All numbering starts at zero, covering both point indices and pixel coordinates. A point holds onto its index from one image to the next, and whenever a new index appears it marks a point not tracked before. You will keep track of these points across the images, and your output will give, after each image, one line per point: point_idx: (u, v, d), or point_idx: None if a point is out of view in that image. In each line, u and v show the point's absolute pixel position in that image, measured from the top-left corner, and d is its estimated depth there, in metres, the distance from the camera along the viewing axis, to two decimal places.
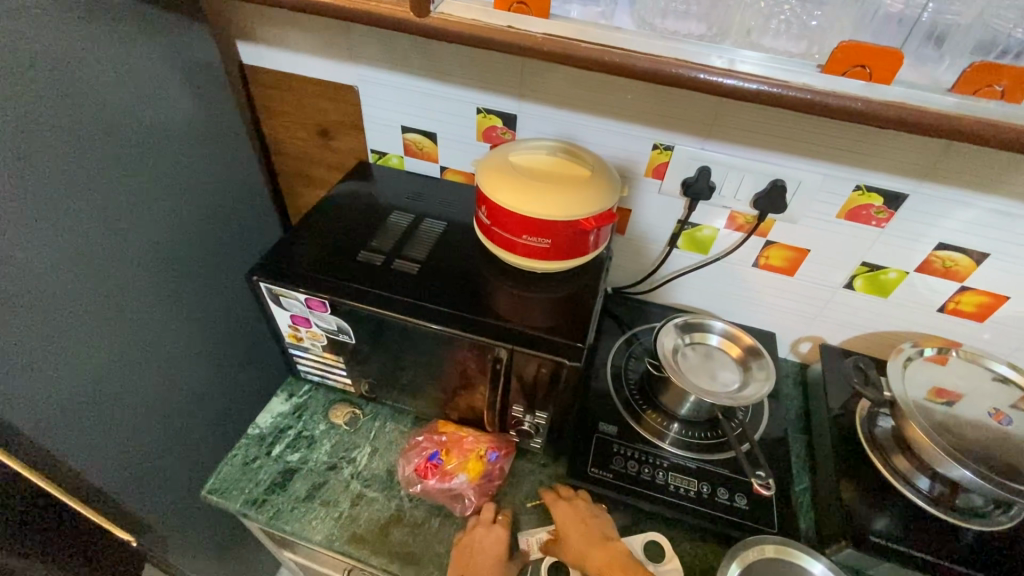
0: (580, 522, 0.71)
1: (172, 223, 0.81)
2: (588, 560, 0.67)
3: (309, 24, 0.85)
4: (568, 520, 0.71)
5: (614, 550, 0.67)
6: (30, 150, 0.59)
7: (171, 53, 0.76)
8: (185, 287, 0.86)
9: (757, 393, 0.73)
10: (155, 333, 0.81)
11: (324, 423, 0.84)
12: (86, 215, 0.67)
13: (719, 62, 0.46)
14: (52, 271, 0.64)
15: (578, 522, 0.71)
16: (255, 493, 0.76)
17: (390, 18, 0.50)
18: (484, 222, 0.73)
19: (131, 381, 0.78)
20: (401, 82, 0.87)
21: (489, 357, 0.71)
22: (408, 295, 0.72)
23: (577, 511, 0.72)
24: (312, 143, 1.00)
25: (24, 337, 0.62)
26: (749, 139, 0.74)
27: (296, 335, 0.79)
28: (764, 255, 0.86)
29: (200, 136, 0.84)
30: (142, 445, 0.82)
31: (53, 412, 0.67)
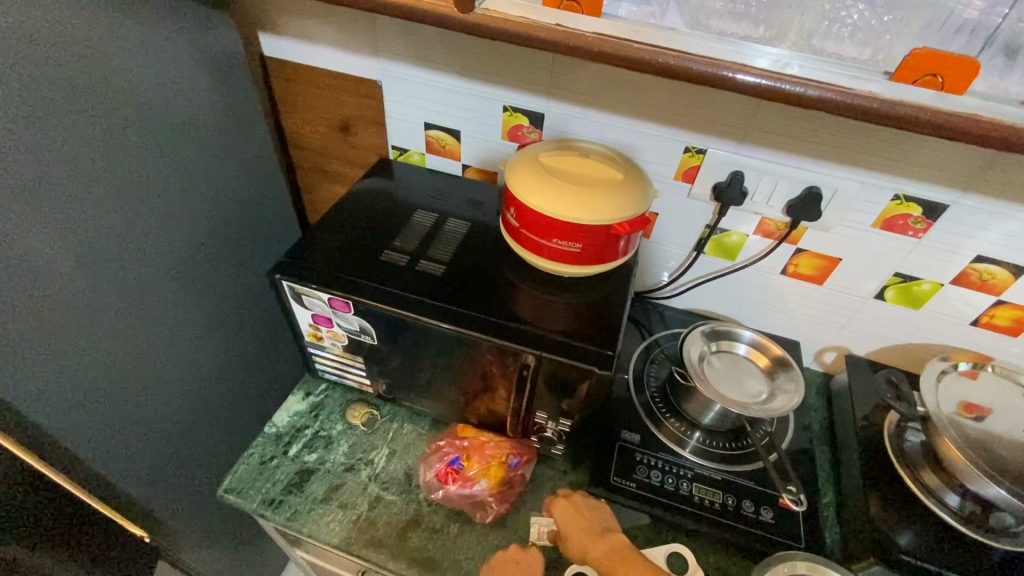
0: (580, 517, 0.70)
1: (191, 217, 0.80)
2: (588, 553, 0.66)
3: (334, 15, 0.83)
4: (566, 515, 0.70)
5: (614, 541, 0.67)
6: (53, 142, 0.58)
7: (193, 43, 0.74)
8: (202, 282, 0.84)
9: (788, 405, 0.71)
10: (172, 328, 0.80)
11: (341, 423, 0.83)
12: (106, 206, 0.65)
13: (773, 66, 0.45)
14: (70, 264, 0.62)
15: (577, 517, 0.70)
16: (271, 493, 0.75)
17: (432, 13, 0.49)
18: (512, 224, 0.72)
19: (148, 375, 0.77)
20: (427, 78, 0.85)
21: (514, 362, 0.69)
22: (432, 297, 0.70)
23: (575, 506, 0.71)
24: (332, 137, 0.99)
25: (41, 331, 0.61)
26: (787, 144, 0.72)
27: (316, 334, 0.78)
28: (794, 263, 0.84)
29: (220, 128, 0.83)
30: (157, 441, 0.81)
31: (70, 408, 0.66)
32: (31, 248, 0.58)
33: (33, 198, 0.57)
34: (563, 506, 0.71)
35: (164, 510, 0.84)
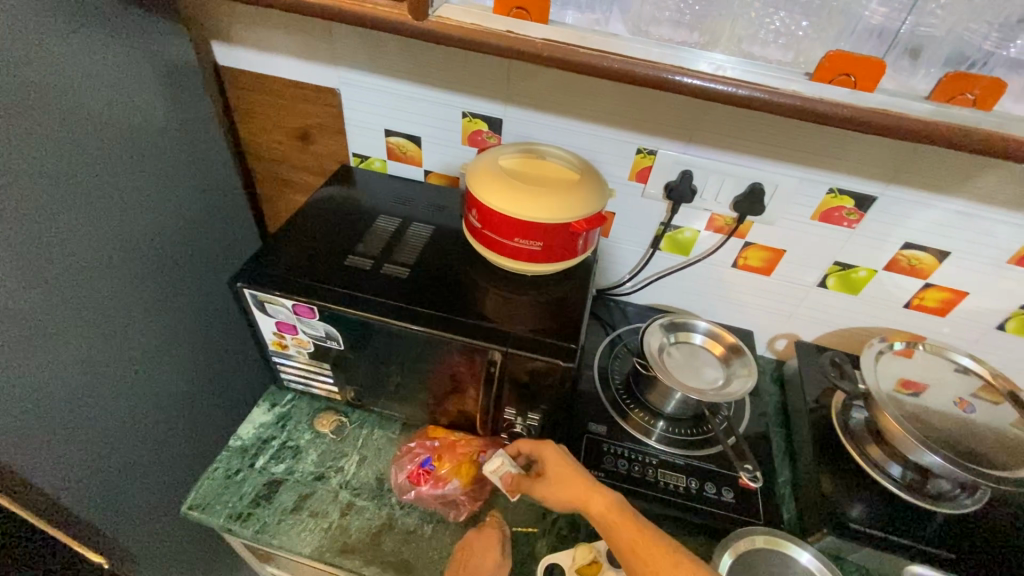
0: (571, 469, 0.67)
1: (147, 229, 0.78)
2: (590, 506, 0.64)
3: (289, 24, 0.84)
4: (559, 467, 0.67)
5: (613, 496, 0.63)
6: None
7: (145, 52, 0.73)
8: (161, 295, 0.82)
9: (742, 389, 0.75)
10: (130, 344, 0.78)
11: (310, 432, 0.82)
12: (58, 219, 0.64)
13: (708, 68, 0.48)
14: (18, 280, 0.60)
15: (567, 469, 0.67)
16: (239, 507, 0.74)
17: (388, 21, 0.50)
18: (474, 225, 0.74)
19: (107, 394, 0.75)
20: (385, 86, 0.86)
21: (482, 360, 0.70)
22: (398, 299, 0.71)
23: (566, 457, 0.68)
24: (291, 146, 0.98)
25: None
26: (730, 144, 0.77)
27: (280, 343, 0.77)
28: (742, 256, 0.89)
29: (175, 139, 0.81)
30: (116, 461, 0.78)
31: (21, 430, 0.63)
32: None
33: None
34: (552, 454, 0.68)
35: (125, 534, 0.81)
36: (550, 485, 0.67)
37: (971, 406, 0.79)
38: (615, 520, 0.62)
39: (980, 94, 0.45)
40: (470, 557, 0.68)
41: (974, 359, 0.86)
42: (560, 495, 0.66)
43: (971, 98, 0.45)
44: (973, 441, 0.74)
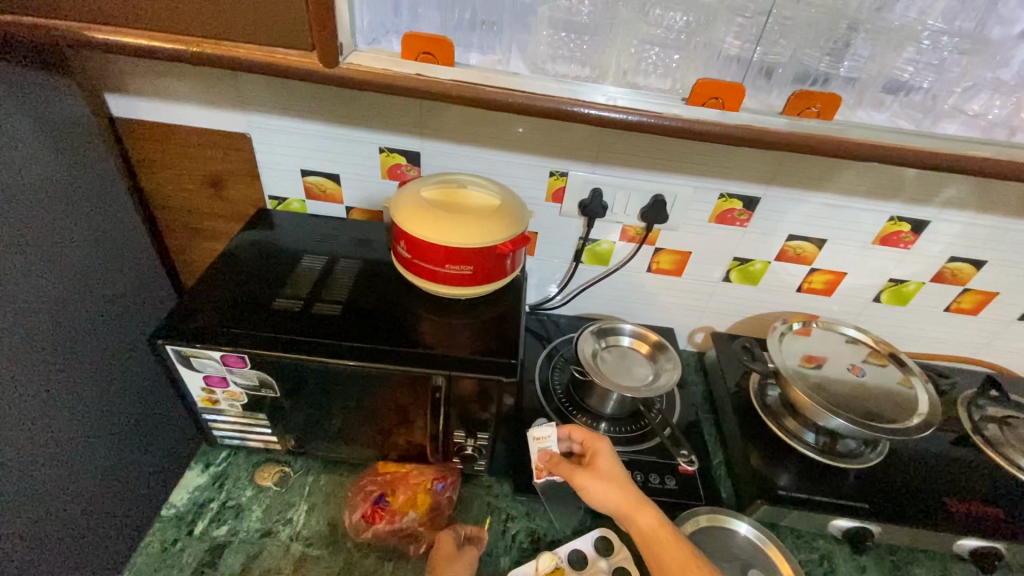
0: (622, 471, 0.68)
1: (50, 296, 0.72)
2: (636, 517, 0.63)
3: (191, 72, 0.82)
4: (613, 471, 0.68)
5: (661, 514, 0.63)
6: None
7: (30, 109, 0.69)
8: (71, 366, 0.76)
9: (670, 381, 0.81)
10: (41, 423, 0.71)
11: (251, 487, 0.78)
12: None
13: (601, 99, 0.54)
14: None
15: (619, 470, 0.68)
16: None
17: (299, 70, 0.51)
18: (404, 256, 0.75)
19: (13, 481, 0.67)
20: (298, 128, 0.86)
21: (426, 388, 0.71)
22: (334, 337, 0.71)
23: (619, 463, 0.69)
24: (202, 194, 0.95)
25: None
26: (632, 161, 0.84)
27: (210, 399, 0.73)
28: (656, 261, 0.97)
29: (72, 197, 0.76)
30: (32, 556, 0.70)
31: None
32: None
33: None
34: (607, 450, 0.70)
35: None
36: (592, 478, 0.67)
37: (862, 371, 0.91)
38: (659, 534, 0.61)
39: (822, 107, 0.53)
40: (452, 562, 0.68)
41: (859, 329, 0.99)
42: (601, 491, 0.66)
43: (815, 111, 0.53)
44: (867, 401, 0.85)
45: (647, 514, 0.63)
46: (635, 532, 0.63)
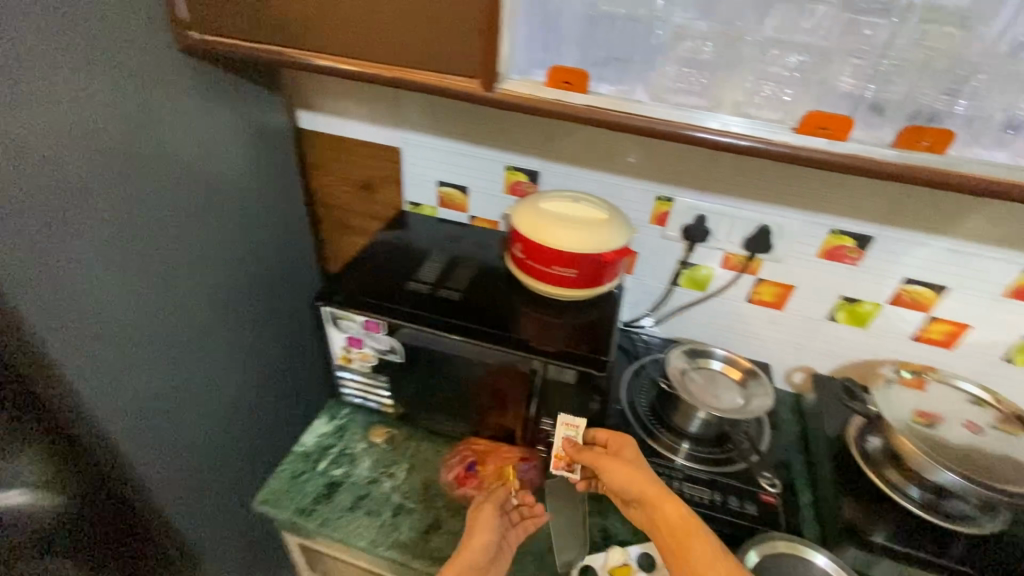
0: (646, 469, 0.72)
1: (239, 260, 0.92)
2: (663, 508, 0.66)
3: (365, 95, 1.01)
4: (637, 467, 0.72)
5: (687, 509, 0.66)
6: (144, 192, 0.71)
7: (249, 116, 0.90)
8: (244, 318, 0.95)
9: (760, 407, 0.83)
10: (218, 360, 0.89)
11: (363, 443, 0.91)
12: (175, 245, 0.77)
13: (715, 125, 0.61)
14: (145, 293, 0.73)
15: (642, 466, 0.72)
16: (303, 503, 0.82)
17: (463, 92, 0.64)
18: (518, 257, 0.86)
19: (197, 401, 0.86)
20: (441, 145, 1.02)
21: (524, 372, 0.80)
22: (452, 317, 0.82)
23: (639, 462, 0.73)
24: (356, 196, 1.14)
25: (119, 351, 0.70)
26: (739, 191, 0.89)
27: (346, 357, 0.88)
28: (756, 292, 0.98)
29: (264, 187, 0.97)
30: (198, 463, 0.88)
31: (133, 423, 0.74)
32: (121, 280, 0.69)
33: (130, 241, 0.69)
34: (631, 451, 0.75)
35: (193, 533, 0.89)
36: (621, 468, 0.71)
37: (983, 431, 0.84)
38: (689, 526, 0.64)
39: (933, 141, 0.56)
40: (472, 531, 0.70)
41: (985, 389, 0.92)
42: (629, 481, 0.70)
43: (925, 145, 0.56)
44: (985, 462, 0.79)
45: (676, 507, 0.66)
46: (659, 522, 0.66)
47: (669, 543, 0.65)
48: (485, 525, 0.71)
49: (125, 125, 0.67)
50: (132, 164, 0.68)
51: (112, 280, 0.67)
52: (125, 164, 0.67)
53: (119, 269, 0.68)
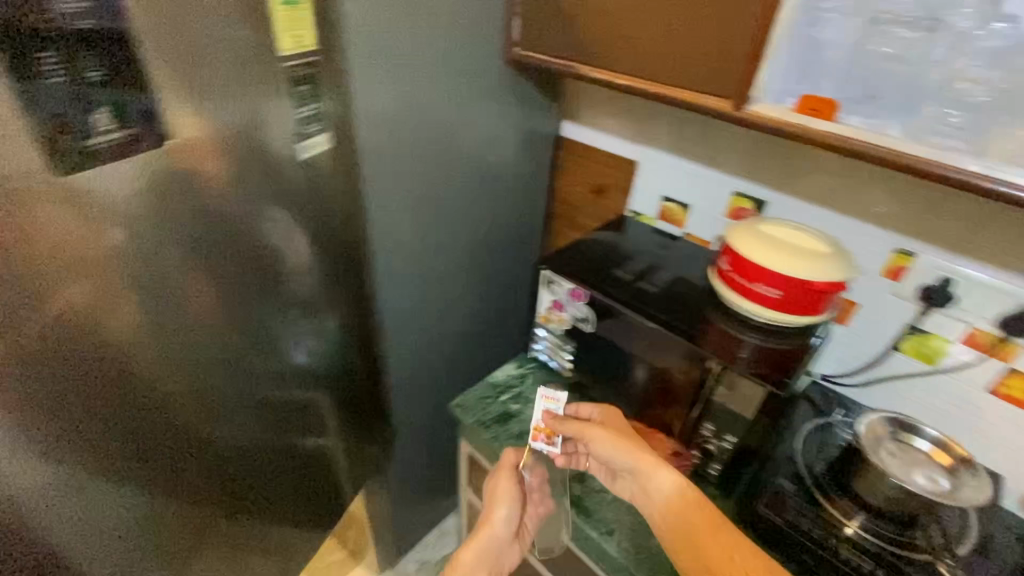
0: (628, 439, 0.84)
1: (486, 219, 1.18)
2: (658, 474, 0.80)
3: (621, 112, 1.19)
4: (630, 442, 0.84)
5: (680, 478, 0.79)
6: (445, 149, 1.00)
7: (527, 114, 1.15)
8: (476, 265, 1.22)
9: (971, 500, 0.73)
10: (450, 288, 1.18)
11: (536, 393, 1.10)
12: (452, 193, 1.07)
13: (977, 168, 0.60)
14: (424, 218, 1.05)
15: (636, 443, 0.84)
16: (485, 418, 1.05)
17: (714, 108, 0.75)
18: (724, 270, 0.91)
19: (428, 308, 1.16)
20: (677, 163, 1.13)
21: (701, 371, 0.86)
22: (648, 305, 0.93)
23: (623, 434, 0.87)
24: (587, 196, 1.32)
25: (399, 250, 1.03)
26: (1004, 260, 0.81)
27: (547, 317, 1.06)
28: (1004, 383, 0.85)
29: (521, 170, 1.22)
30: (415, 353, 1.19)
31: (390, 302, 1.07)
32: (414, 204, 1.00)
33: (428, 181, 1.01)
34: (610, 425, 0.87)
35: (397, 400, 1.23)
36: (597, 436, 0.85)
37: None
38: (670, 499, 0.78)
39: None
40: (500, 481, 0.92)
41: None
42: (622, 453, 0.83)
43: None
44: None
45: (663, 479, 0.80)
46: (654, 487, 0.80)
47: (668, 509, 0.78)
48: (497, 502, 0.91)
49: (450, 102, 0.96)
50: (445, 128, 0.98)
51: (411, 202, 1.00)
52: (443, 127, 0.97)
53: (416, 197, 1.00)
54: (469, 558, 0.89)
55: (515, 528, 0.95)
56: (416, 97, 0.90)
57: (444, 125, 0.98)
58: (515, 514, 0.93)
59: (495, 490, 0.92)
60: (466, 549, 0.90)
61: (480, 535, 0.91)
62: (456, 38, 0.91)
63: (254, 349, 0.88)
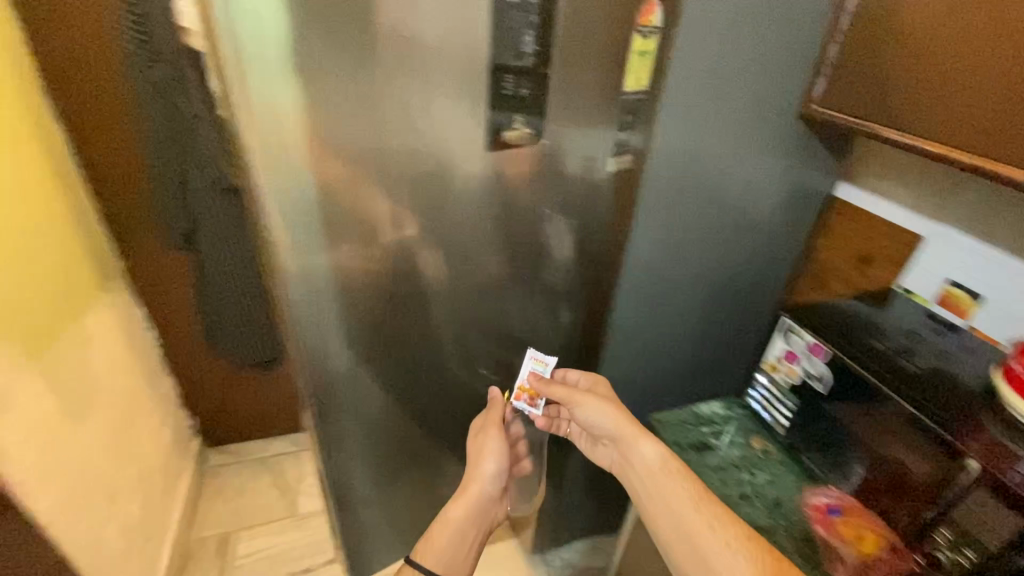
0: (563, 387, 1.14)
1: (735, 262, 1.23)
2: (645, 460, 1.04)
3: (917, 183, 1.11)
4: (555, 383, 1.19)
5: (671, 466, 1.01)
6: (718, 190, 1.10)
7: (806, 170, 1.17)
8: (711, 302, 1.27)
9: None
10: (681, 314, 1.25)
11: (743, 439, 1.17)
12: (711, 229, 1.15)
13: None
14: (679, 246, 1.14)
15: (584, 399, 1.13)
16: (683, 441, 1.16)
17: None
18: (1015, 372, 0.78)
19: (655, 327, 1.24)
20: (979, 249, 1.02)
21: (953, 465, 0.79)
22: (900, 381, 0.88)
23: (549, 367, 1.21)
24: (850, 264, 1.22)
25: (649, 268, 1.14)
26: None
27: (774, 366, 1.15)
28: None
29: (783, 223, 1.23)
30: (630, 364, 1.28)
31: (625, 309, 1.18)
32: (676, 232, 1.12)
33: (693, 213, 1.11)
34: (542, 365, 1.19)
35: None
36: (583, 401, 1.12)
37: None
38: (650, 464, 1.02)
39: None
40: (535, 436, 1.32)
41: None
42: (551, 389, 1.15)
43: None
44: None
45: (643, 451, 1.04)
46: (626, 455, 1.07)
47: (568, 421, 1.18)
48: (482, 452, 1.19)
49: (734, 149, 1.06)
50: (724, 171, 1.08)
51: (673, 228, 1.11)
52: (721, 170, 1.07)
53: (680, 226, 1.11)
54: (464, 510, 1.14)
55: (501, 485, 1.22)
56: (704, 143, 1.03)
57: (721, 169, 1.08)
58: (502, 464, 1.20)
59: (481, 448, 1.19)
60: (463, 488, 1.19)
61: (470, 486, 1.18)
62: (757, 97, 1.02)
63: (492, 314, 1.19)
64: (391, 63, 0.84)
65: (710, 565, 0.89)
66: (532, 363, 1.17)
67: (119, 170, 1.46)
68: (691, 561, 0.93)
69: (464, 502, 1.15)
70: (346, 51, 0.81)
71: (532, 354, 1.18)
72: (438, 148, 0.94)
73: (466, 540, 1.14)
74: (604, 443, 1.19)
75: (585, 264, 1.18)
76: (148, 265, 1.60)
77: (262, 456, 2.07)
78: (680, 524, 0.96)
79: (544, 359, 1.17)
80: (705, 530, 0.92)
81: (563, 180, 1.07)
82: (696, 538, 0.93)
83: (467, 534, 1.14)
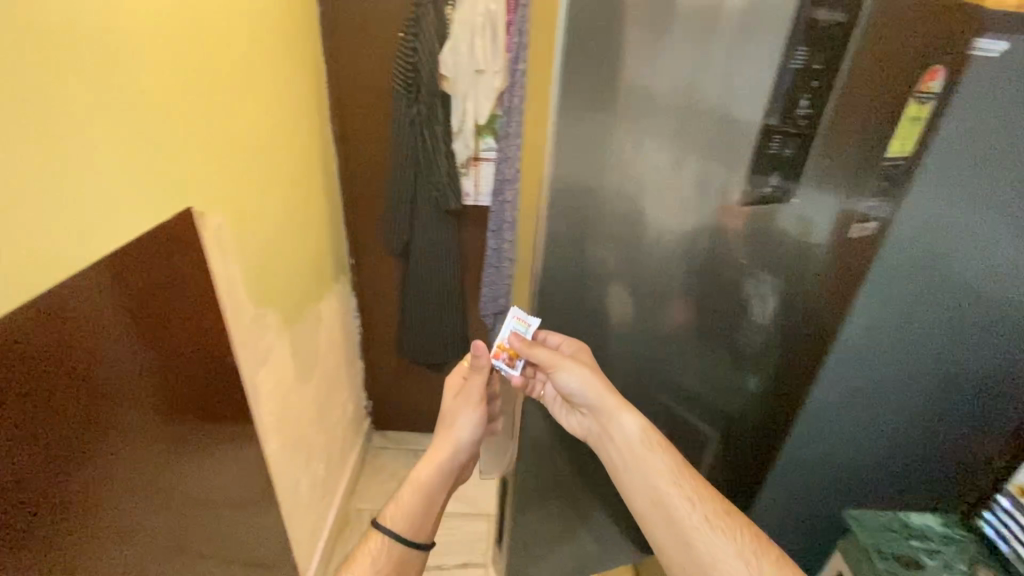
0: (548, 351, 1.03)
1: (980, 353, 1.01)
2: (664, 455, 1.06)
3: None
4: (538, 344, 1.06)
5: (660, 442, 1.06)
6: (965, 261, 0.93)
7: None
8: (938, 395, 1.06)
9: None
10: (894, 404, 1.08)
11: (966, 566, 1.00)
12: (951, 308, 0.97)
13: None
14: (902, 325, 0.99)
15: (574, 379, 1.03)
16: (881, 546, 1.01)
17: None
18: None
19: (858, 415, 1.08)
20: None
21: None
22: None
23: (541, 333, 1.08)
24: None
25: (862, 345, 1.01)
26: None
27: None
28: None
29: None
30: (822, 452, 1.14)
31: (823, 389, 1.06)
32: (899, 306, 0.96)
33: (927, 286, 0.95)
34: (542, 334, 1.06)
35: (779, 483, 1.19)
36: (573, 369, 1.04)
37: None
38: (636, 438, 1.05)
39: None
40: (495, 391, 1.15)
41: None
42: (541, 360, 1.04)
43: None
44: None
45: (626, 426, 1.05)
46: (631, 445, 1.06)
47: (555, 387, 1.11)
48: (458, 414, 1.13)
49: (995, 215, 0.89)
50: (979, 240, 0.92)
51: (893, 305, 0.97)
52: (974, 238, 0.91)
53: (905, 298, 0.96)
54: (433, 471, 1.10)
55: (473, 448, 1.15)
56: (960, 209, 0.89)
57: (978, 240, 0.92)
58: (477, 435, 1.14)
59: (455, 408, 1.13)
60: (433, 448, 1.14)
61: (441, 443, 1.13)
62: None
63: (700, 373, 1.16)
64: (654, 108, 0.88)
65: (692, 544, 0.98)
66: (512, 323, 1.03)
67: (368, 188, 1.77)
68: (660, 526, 1.03)
69: (431, 463, 1.10)
70: (615, 109, 0.87)
71: (515, 315, 1.02)
72: (666, 189, 0.95)
73: (433, 502, 1.11)
74: (580, 411, 1.12)
75: (797, 341, 1.10)
76: (371, 267, 1.90)
77: (415, 448, 2.27)
78: (658, 497, 1.03)
79: (529, 320, 1.02)
80: (671, 495, 1.03)
81: (780, 242, 1.04)
82: (679, 525, 1.00)
83: (429, 495, 1.10)
